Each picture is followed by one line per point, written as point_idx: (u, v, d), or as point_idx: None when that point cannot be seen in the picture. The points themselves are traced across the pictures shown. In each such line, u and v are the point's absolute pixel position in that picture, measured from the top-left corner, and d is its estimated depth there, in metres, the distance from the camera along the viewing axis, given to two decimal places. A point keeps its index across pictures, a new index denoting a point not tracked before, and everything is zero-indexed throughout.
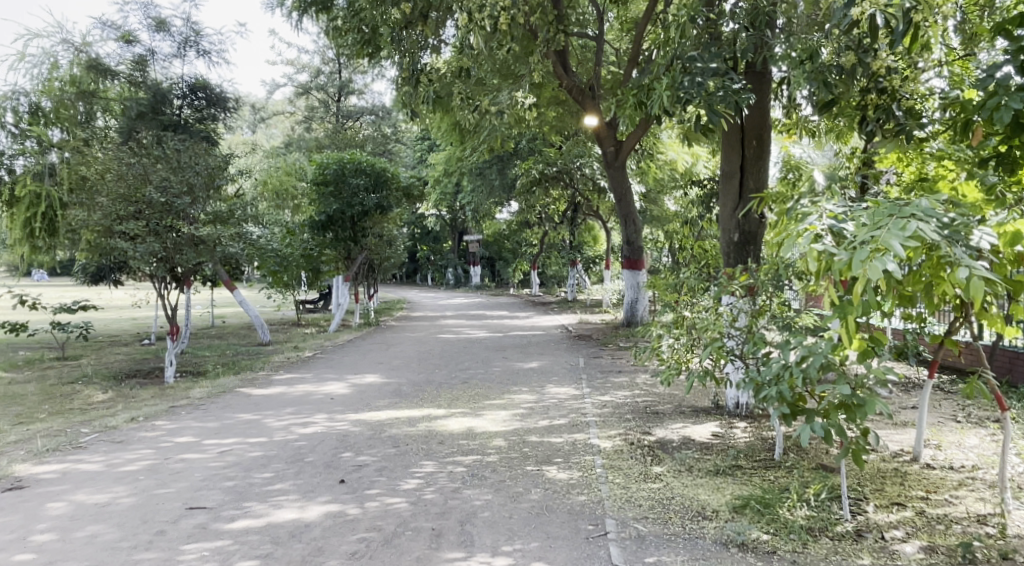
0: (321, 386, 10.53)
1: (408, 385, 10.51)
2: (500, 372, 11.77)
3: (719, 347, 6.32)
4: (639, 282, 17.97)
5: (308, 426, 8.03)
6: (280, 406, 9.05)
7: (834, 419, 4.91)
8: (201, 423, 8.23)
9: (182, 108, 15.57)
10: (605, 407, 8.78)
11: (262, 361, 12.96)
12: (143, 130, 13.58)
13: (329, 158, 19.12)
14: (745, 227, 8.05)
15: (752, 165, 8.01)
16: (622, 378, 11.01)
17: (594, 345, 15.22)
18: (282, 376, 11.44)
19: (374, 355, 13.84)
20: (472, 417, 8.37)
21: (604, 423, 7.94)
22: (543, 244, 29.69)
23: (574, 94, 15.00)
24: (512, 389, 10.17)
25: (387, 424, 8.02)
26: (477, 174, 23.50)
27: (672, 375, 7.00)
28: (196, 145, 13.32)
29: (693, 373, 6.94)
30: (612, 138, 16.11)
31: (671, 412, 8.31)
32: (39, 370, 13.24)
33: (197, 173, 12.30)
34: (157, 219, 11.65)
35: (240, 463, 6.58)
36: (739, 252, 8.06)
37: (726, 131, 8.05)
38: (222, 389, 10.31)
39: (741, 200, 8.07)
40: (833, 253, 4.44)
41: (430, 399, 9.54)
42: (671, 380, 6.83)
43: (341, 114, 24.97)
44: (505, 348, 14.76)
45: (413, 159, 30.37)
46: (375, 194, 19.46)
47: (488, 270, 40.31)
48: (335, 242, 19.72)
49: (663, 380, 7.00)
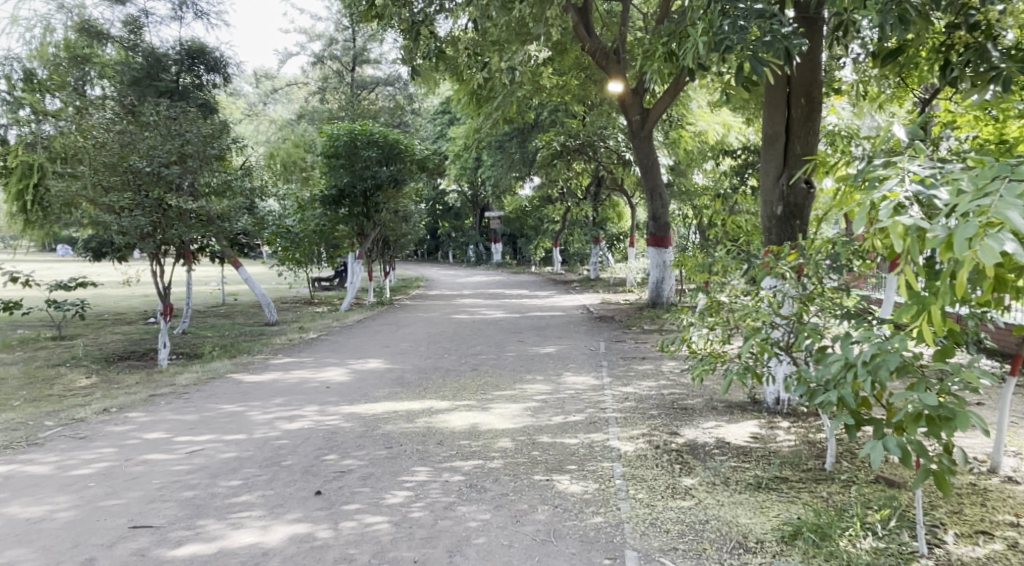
0: (319, 372, 9.72)
1: (412, 373, 9.66)
2: (514, 358, 10.91)
3: (763, 341, 5.41)
4: (665, 260, 16.84)
5: (295, 420, 7.21)
6: (270, 396, 8.24)
7: (911, 434, 3.94)
8: (179, 415, 7.43)
9: (181, 75, 14.66)
10: (627, 401, 7.89)
11: (263, 343, 12.18)
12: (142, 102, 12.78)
13: (339, 129, 17.91)
14: (789, 198, 7.15)
15: (800, 126, 7.07)
16: (647, 366, 10.08)
17: (617, 327, 14.31)
18: (280, 360, 10.65)
19: (383, 337, 13.05)
20: (478, 411, 7.52)
21: (625, 420, 7.04)
22: (566, 220, 28.71)
23: (596, 58, 14.04)
24: (526, 378, 9.30)
25: (382, 420, 7.19)
26: (497, 148, 22.90)
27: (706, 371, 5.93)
28: (193, 113, 12.51)
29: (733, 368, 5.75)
30: (637, 105, 15.24)
31: (701, 407, 7.42)
32: (31, 350, 12.55)
33: (188, 142, 11.35)
34: (146, 191, 10.81)
35: (207, 466, 5.77)
36: (783, 227, 7.18)
37: (771, 88, 7.13)
38: (212, 374, 9.53)
39: (785, 167, 7.17)
40: (922, 228, 3.48)
41: (434, 389, 8.69)
42: (702, 377, 5.88)
43: (356, 84, 24.15)
44: (521, 330, 13.89)
45: (433, 132, 29.50)
46: (387, 167, 18.52)
47: (511, 247, 39.35)
48: (347, 218, 18.79)
49: (695, 377, 5.96)
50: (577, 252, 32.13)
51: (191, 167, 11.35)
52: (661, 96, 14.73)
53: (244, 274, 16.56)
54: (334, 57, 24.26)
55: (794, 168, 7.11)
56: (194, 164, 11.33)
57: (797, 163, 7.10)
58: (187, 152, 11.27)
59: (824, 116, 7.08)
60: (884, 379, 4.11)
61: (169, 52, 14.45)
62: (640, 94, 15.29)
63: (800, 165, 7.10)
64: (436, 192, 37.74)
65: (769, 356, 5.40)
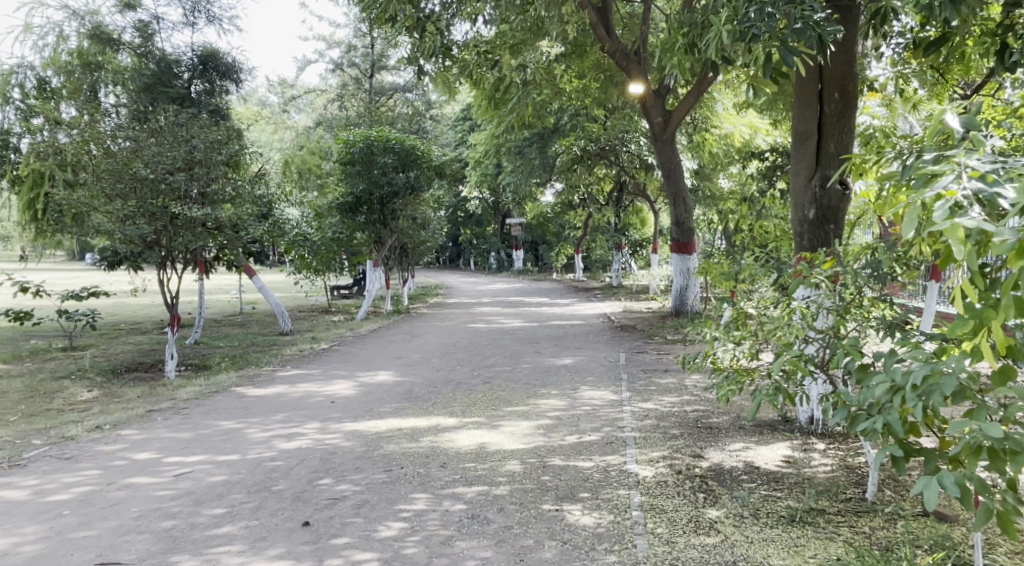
0: (325, 386, 9.31)
1: (422, 387, 9.23)
2: (529, 370, 10.43)
3: (796, 359, 4.93)
4: (689, 267, 16.28)
5: (293, 439, 6.78)
6: (272, 411, 7.81)
7: (971, 468, 3.43)
8: (173, 433, 7.03)
9: (191, 82, 14.25)
10: (646, 420, 7.44)
11: (272, 354, 11.79)
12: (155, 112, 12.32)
13: (355, 136, 17.72)
14: (822, 200, 6.79)
15: (833, 123, 6.68)
16: (667, 380, 9.60)
17: (638, 337, 13.82)
18: (288, 372, 10.23)
19: (396, 348, 12.65)
20: (488, 431, 7.09)
21: (644, 442, 6.63)
22: (587, 227, 28.25)
23: (616, 59, 13.61)
24: (540, 393, 8.85)
25: (385, 439, 6.76)
26: (517, 153, 22.44)
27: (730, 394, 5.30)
28: (201, 118, 12.17)
29: (761, 389, 5.18)
30: (660, 107, 14.79)
31: (727, 427, 7.07)
32: (38, 361, 12.24)
33: (194, 148, 10.93)
34: (149, 198, 10.39)
35: (192, 492, 5.36)
36: (815, 232, 6.81)
37: (801, 83, 6.75)
38: (215, 386, 9.15)
39: (817, 167, 6.79)
40: (987, 231, 3.00)
41: (443, 404, 8.26)
42: (726, 397, 5.30)
43: (373, 90, 23.83)
44: (539, 341, 13.44)
45: (453, 139, 29.15)
46: (403, 173, 18.17)
47: (532, 254, 38.85)
48: (364, 225, 18.41)
49: (720, 398, 5.33)
50: (599, 258, 31.62)
51: (198, 175, 10.93)
52: (684, 98, 14.27)
53: (258, 282, 16.14)
54: (352, 62, 23.99)
55: (828, 168, 6.74)
56: (201, 171, 10.91)
57: (831, 162, 6.73)
58: (193, 158, 10.86)
59: (858, 112, 6.69)
60: (937, 404, 3.65)
61: (180, 59, 14.08)
62: (662, 96, 14.86)
63: (834, 165, 6.73)
64: (456, 199, 37.32)
65: (804, 375, 4.91)
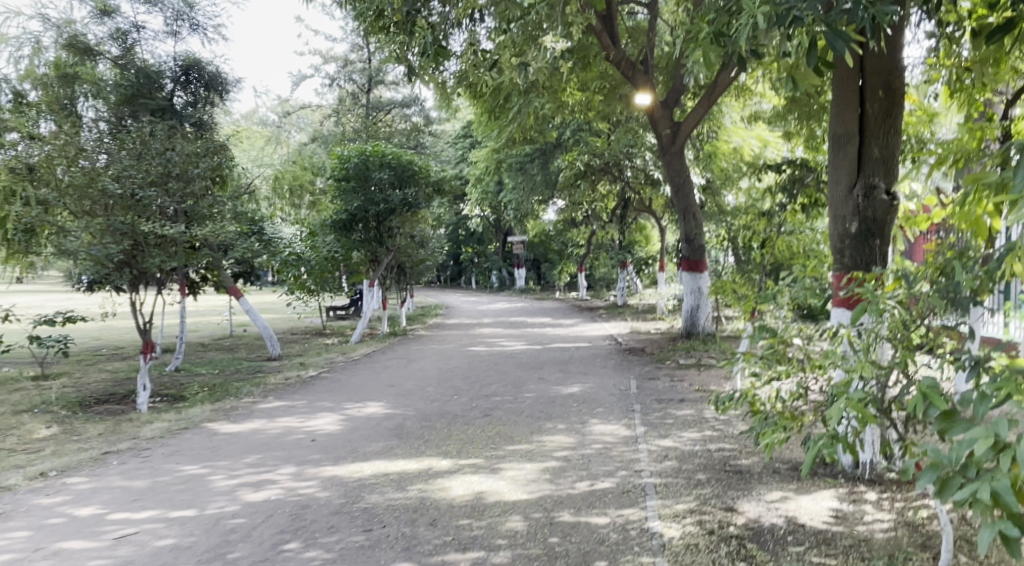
0: (308, 420, 8.44)
1: (414, 421, 8.38)
2: (533, 400, 9.57)
3: (858, 402, 4.13)
4: (701, 286, 15.34)
5: (262, 488, 5.91)
6: (243, 453, 6.93)
7: None
8: (127, 480, 6.15)
9: (174, 93, 12.70)
10: (666, 462, 6.60)
11: (255, 383, 10.90)
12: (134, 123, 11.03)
13: (350, 150, 16.95)
14: (866, 212, 5.95)
15: (877, 124, 5.90)
16: (685, 412, 8.72)
17: (649, 362, 12.95)
18: (269, 404, 9.34)
19: (389, 374, 11.79)
20: (486, 476, 6.26)
21: (667, 492, 5.82)
22: (591, 244, 27.41)
23: (623, 69, 12.88)
24: (545, 427, 8.00)
25: (369, 487, 5.92)
26: (518, 170, 21.36)
27: (777, 440, 4.43)
28: (178, 130, 11.32)
29: (815, 437, 4.35)
30: (667, 118, 14.07)
31: (759, 470, 6.24)
32: (5, 392, 11.32)
33: (169, 161, 10.04)
34: (119, 215, 9.42)
35: (132, 561, 4.50)
36: (858, 247, 5.96)
37: (839, 79, 5.95)
38: (186, 421, 8.28)
39: (860, 175, 5.98)
40: None
41: (436, 442, 7.40)
42: (770, 445, 4.40)
43: (370, 105, 23.02)
44: (543, 366, 12.57)
45: (454, 156, 28.36)
46: (400, 190, 17.37)
47: (534, 272, 37.96)
48: (359, 244, 17.59)
49: (763, 445, 4.44)
50: (602, 276, 30.74)
51: (172, 190, 10.01)
52: (694, 108, 13.64)
53: (245, 304, 15.22)
54: (349, 77, 23.20)
55: (872, 176, 5.92)
56: (176, 186, 10.06)
57: (876, 167, 5.92)
58: (166, 173, 9.92)
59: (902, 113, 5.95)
60: None
61: (162, 69, 12.49)
62: (669, 107, 14.13)
63: (879, 171, 5.92)
64: (456, 216, 36.46)
65: (870, 422, 4.10)
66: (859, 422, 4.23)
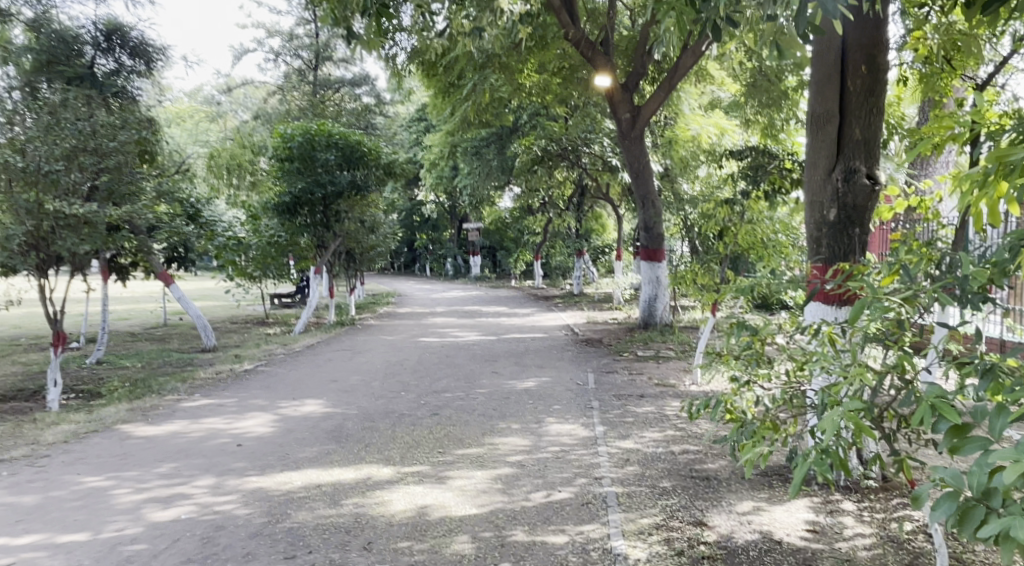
0: (235, 422, 7.72)
1: (354, 421, 7.69)
2: (484, 396, 8.92)
3: (856, 413, 3.40)
4: (659, 275, 14.78)
5: (171, 505, 5.21)
6: (156, 461, 6.23)
7: None
8: (16, 496, 5.41)
9: (96, 60, 11.67)
10: (628, 467, 6.01)
11: (182, 378, 10.12)
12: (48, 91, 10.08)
13: (294, 129, 16.04)
14: (845, 198, 5.28)
15: (859, 102, 5.21)
16: (646, 410, 8.14)
17: (606, 353, 12.39)
18: (194, 403, 8.59)
19: (331, 368, 11.06)
20: (430, 486, 5.60)
21: (630, 503, 5.22)
22: (547, 232, 26.82)
23: (581, 47, 12.30)
24: (497, 428, 7.36)
25: (296, 502, 5.25)
26: (473, 154, 20.64)
27: (760, 453, 3.66)
28: (96, 100, 10.38)
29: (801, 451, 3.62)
30: (627, 101, 13.50)
31: (729, 477, 5.68)
32: None
33: (82, 132, 9.16)
34: (22, 192, 8.52)
35: None
36: (836, 237, 5.29)
37: (819, 52, 5.29)
38: (98, 425, 7.50)
39: (839, 157, 5.30)
40: None
41: (376, 446, 6.73)
42: (750, 460, 3.65)
43: (318, 83, 22.05)
44: (495, 358, 11.93)
45: (407, 140, 27.52)
46: (348, 172, 16.54)
47: (490, 259, 37.24)
48: (305, 228, 16.70)
49: (743, 459, 3.67)
50: (558, 265, 30.19)
51: (85, 165, 9.16)
52: (655, 92, 13.15)
53: (177, 291, 14.31)
54: (295, 54, 22.24)
55: (853, 158, 5.24)
56: (90, 161, 9.16)
57: (856, 150, 5.23)
58: (77, 147, 9.05)
59: (888, 91, 5.25)
60: None
61: (80, 33, 11.47)
62: (629, 90, 13.56)
63: (860, 154, 5.23)
64: (411, 202, 35.60)
65: (869, 437, 3.39)
66: (853, 436, 3.52)
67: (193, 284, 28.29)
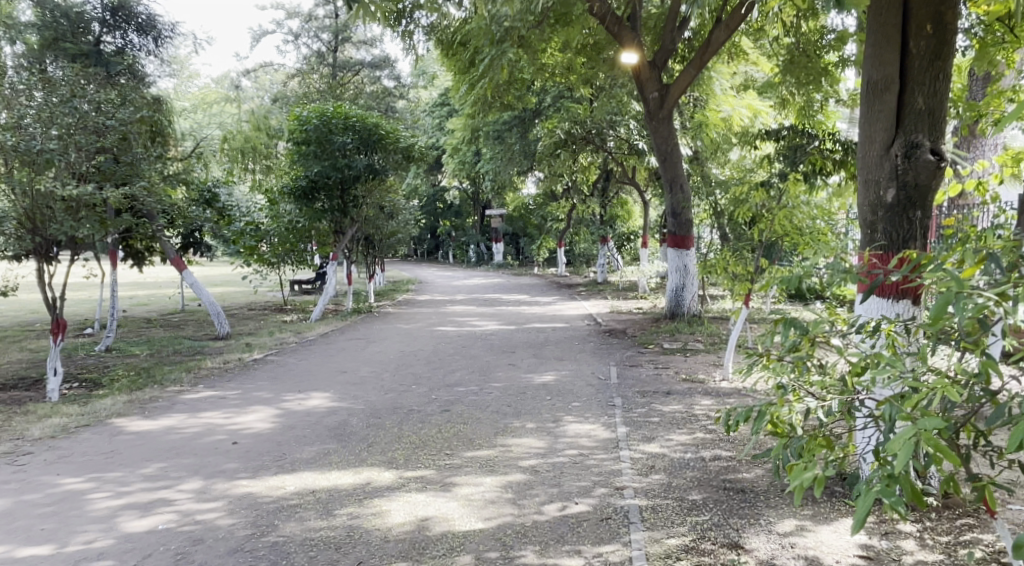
0: (236, 416, 7.28)
1: (359, 418, 7.22)
2: (501, 391, 8.43)
3: (933, 434, 2.81)
4: (687, 264, 14.06)
5: (150, 512, 4.78)
6: (143, 460, 5.79)
7: None
8: None
9: (102, 38, 11.22)
10: (653, 476, 5.47)
11: (187, 367, 9.71)
12: (45, 64, 9.63)
13: (310, 112, 15.53)
14: (905, 176, 4.73)
15: (922, 67, 4.69)
16: (672, 409, 7.59)
17: (630, 346, 11.82)
18: (195, 395, 8.18)
19: (342, 358, 10.62)
20: (434, 495, 5.11)
21: (655, 520, 4.69)
22: (571, 219, 26.16)
23: (607, 22, 11.75)
24: (512, 427, 6.85)
25: (286, 512, 4.78)
26: (496, 138, 20.05)
27: (816, 476, 3.09)
28: (98, 76, 9.93)
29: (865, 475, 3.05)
30: (655, 80, 12.91)
31: (765, 490, 5.12)
32: None
33: (77, 109, 8.71)
34: (15, 173, 8.07)
35: None
36: (893, 219, 4.77)
37: (877, 12, 4.78)
38: (90, 418, 7.10)
39: (899, 130, 4.78)
40: None
41: (381, 446, 6.25)
42: (803, 486, 3.09)
43: (338, 65, 21.56)
44: (514, 349, 11.42)
45: (431, 125, 27.00)
46: (365, 155, 16.04)
47: (513, 247, 36.64)
48: (323, 214, 16.16)
49: (793, 483, 3.12)
50: (582, 252, 29.54)
51: (81, 144, 8.69)
52: (686, 70, 12.57)
53: (190, 277, 13.91)
54: (315, 35, 21.77)
55: (914, 131, 4.70)
56: (86, 139, 8.68)
57: (918, 121, 4.71)
58: (73, 125, 8.58)
59: (955, 56, 4.72)
60: None
61: (85, 8, 10.98)
62: (658, 68, 12.95)
63: (923, 126, 4.70)
64: (434, 188, 35.08)
65: (951, 463, 2.80)
66: (928, 461, 2.94)
67: (215, 271, 28.02)
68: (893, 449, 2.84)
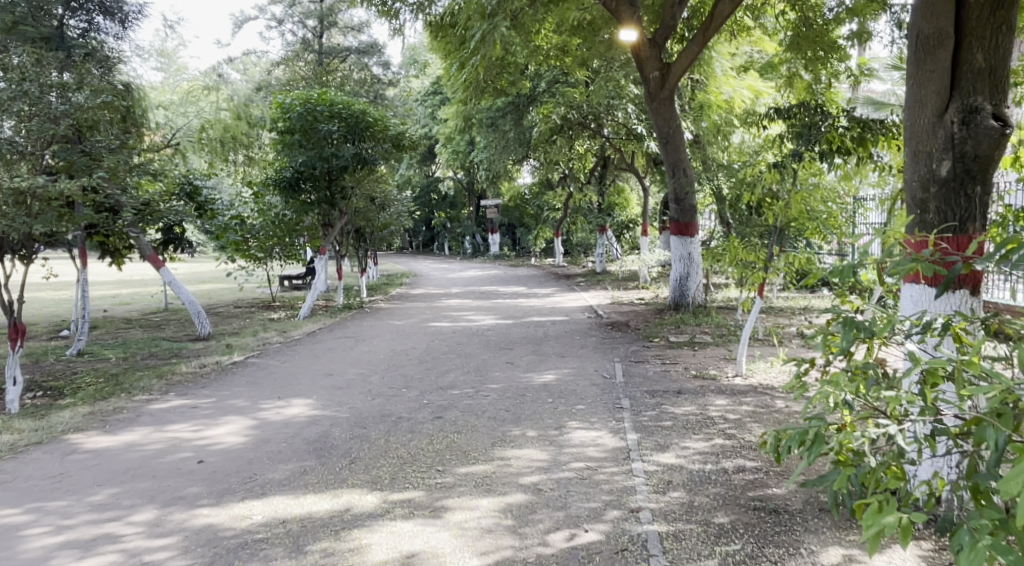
0: (206, 429, 6.62)
1: (343, 428, 6.55)
2: (498, 394, 7.76)
3: None
4: (692, 252, 13.35)
5: (92, 555, 4.13)
6: (93, 486, 5.13)
7: None
8: None
9: (66, 21, 10.46)
10: (672, 494, 4.81)
11: (160, 373, 9.03)
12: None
13: (293, 99, 14.80)
14: (963, 145, 4.05)
15: (981, 19, 4.02)
16: (685, 411, 6.91)
17: (635, 340, 11.15)
18: (164, 405, 7.52)
19: (328, 359, 9.95)
20: (422, 522, 4.46)
21: (678, 553, 4.04)
22: (568, 208, 25.44)
23: None
24: (511, 436, 6.19)
25: (251, 551, 4.14)
26: (489, 126, 19.26)
27: (902, 522, 2.42)
28: (57, 57, 9.23)
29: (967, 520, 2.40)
30: (656, 58, 12.15)
31: (801, 510, 4.46)
32: None
33: (27, 93, 8.03)
34: None
35: None
36: (948, 195, 4.09)
37: None
38: (44, 434, 6.44)
39: (954, 92, 4.10)
40: None
41: (366, 462, 5.59)
42: (884, 535, 2.43)
43: (323, 51, 20.81)
44: (511, 346, 10.76)
45: (422, 114, 26.23)
46: (352, 144, 15.25)
47: (509, 238, 35.88)
48: (311, 206, 15.41)
49: (871, 529, 2.45)
50: (580, 242, 28.83)
51: (32, 131, 8.00)
52: (687, 46, 11.83)
53: (168, 275, 13.19)
54: (300, 21, 21.04)
55: (972, 93, 4.04)
56: (38, 125, 7.99)
57: (977, 81, 4.05)
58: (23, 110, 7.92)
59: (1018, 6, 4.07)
60: None
61: None
62: (658, 45, 12.16)
63: (982, 87, 4.04)
64: (427, 179, 34.44)
65: None
66: None
67: (202, 268, 27.23)
68: (1009, 491, 2.21)
